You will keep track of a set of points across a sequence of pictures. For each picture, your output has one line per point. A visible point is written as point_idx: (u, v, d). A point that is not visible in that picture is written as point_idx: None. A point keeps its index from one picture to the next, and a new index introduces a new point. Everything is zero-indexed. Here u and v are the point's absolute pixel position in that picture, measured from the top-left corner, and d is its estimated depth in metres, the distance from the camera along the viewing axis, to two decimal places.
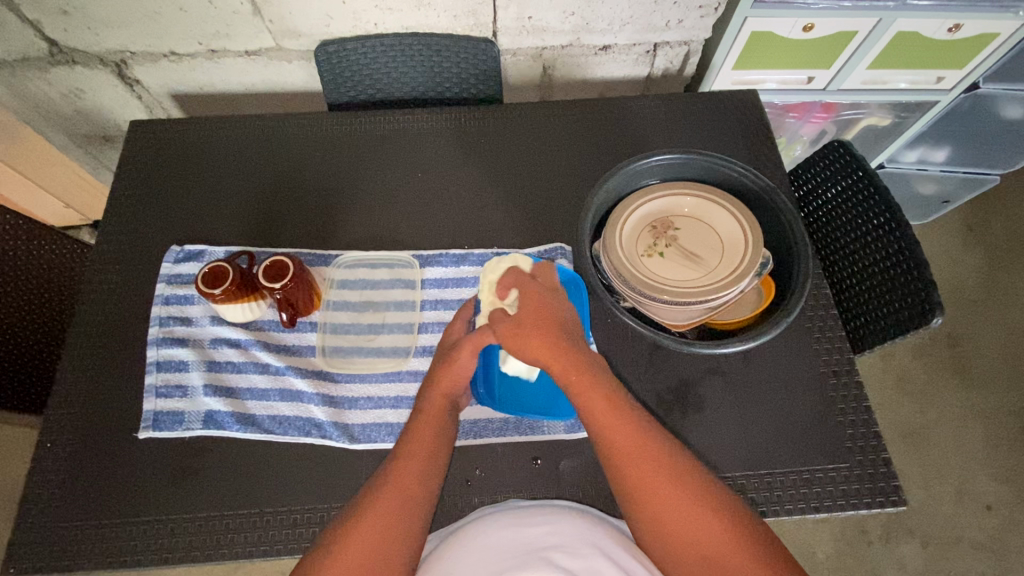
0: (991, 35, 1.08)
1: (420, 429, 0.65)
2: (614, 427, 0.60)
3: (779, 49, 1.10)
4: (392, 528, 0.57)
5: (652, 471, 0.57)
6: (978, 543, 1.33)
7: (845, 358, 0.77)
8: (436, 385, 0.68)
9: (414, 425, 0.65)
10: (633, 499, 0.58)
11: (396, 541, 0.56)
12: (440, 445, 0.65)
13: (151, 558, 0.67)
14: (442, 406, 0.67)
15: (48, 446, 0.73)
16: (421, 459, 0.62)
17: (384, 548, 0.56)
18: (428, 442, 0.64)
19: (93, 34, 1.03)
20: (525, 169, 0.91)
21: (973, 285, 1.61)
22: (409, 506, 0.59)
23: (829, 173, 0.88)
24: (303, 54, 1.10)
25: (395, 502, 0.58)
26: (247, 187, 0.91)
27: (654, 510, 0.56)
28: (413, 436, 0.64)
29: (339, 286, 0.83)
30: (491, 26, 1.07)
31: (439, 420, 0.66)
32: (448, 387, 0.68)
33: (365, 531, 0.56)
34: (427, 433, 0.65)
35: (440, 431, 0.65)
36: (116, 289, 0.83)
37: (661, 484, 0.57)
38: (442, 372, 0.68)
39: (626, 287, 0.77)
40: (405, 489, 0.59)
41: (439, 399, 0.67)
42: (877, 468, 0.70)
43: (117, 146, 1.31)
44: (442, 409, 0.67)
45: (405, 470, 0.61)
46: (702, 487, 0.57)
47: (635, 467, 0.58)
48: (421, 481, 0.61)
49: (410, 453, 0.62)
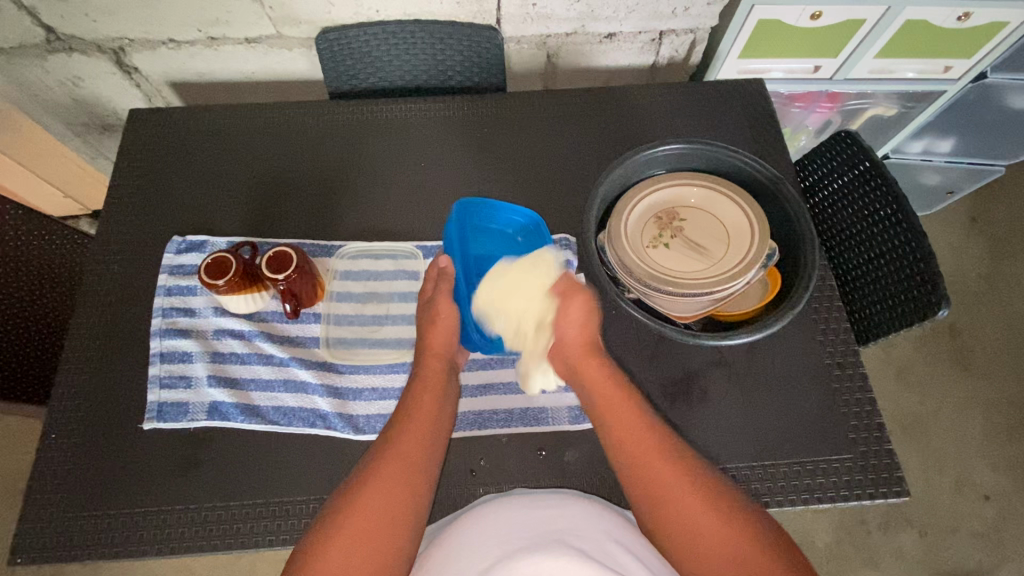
0: (1000, 25, 1.07)
1: (423, 392, 0.67)
2: (638, 433, 0.63)
3: (785, 37, 1.09)
4: (397, 496, 0.58)
5: (671, 466, 0.60)
6: (976, 532, 1.35)
7: (851, 349, 0.77)
8: (431, 351, 0.72)
9: (414, 392, 0.67)
10: (650, 493, 0.59)
11: (402, 507, 0.57)
12: (440, 411, 0.67)
13: (157, 548, 0.67)
14: (439, 367, 0.71)
15: (52, 437, 0.72)
16: (426, 421, 0.65)
17: (391, 517, 0.56)
18: (431, 412, 0.66)
19: (91, 21, 1.01)
20: (530, 159, 0.90)
21: (974, 275, 1.61)
22: (413, 475, 0.60)
23: (835, 163, 0.87)
24: (303, 42, 1.09)
25: (399, 470, 0.59)
26: (249, 177, 0.90)
27: (670, 501, 0.57)
28: (416, 402, 0.66)
29: (342, 277, 0.83)
30: (495, 13, 1.06)
31: (439, 385, 0.69)
32: (439, 351, 0.72)
33: (370, 500, 0.56)
34: (429, 399, 0.67)
35: (441, 396, 0.68)
36: (117, 280, 0.82)
37: (680, 480, 0.58)
38: (429, 337, 0.72)
39: (631, 279, 0.76)
40: (409, 454, 0.61)
41: (437, 363, 0.71)
42: (880, 458, 0.71)
43: (115, 135, 1.29)
44: (441, 374, 0.70)
45: (409, 432, 0.63)
46: (715, 484, 0.59)
47: (652, 463, 0.60)
48: (426, 447, 0.63)
49: (414, 418, 0.64)
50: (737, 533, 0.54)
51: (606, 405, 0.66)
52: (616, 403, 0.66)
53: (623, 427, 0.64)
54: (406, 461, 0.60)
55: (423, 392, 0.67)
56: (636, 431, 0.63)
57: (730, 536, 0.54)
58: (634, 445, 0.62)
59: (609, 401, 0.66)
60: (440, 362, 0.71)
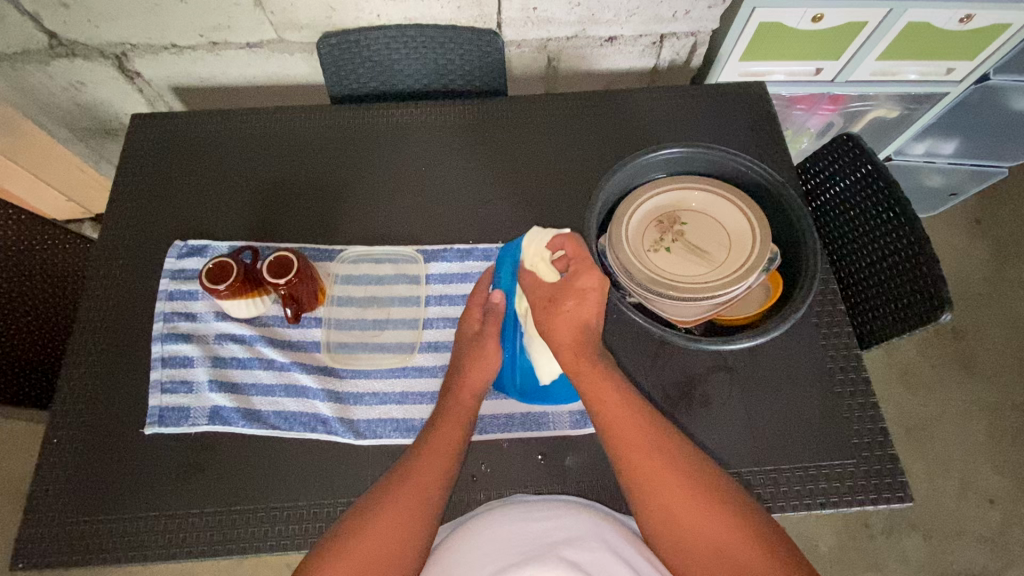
0: (1003, 26, 1.06)
1: (446, 427, 0.66)
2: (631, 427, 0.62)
3: (787, 39, 1.09)
4: (407, 528, 0.58)
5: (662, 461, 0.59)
6: (981, 536, 1.34)
7: (853, 354, 0.77)
8: (464, 385, 0.70)
9: (439, 424, 0.67)
10: (639, 491, 0.59)
11: (410, 542, 0.57)
12: (462, 445, 0.66)
13: (158, 553, 0.67)
14: (469, 403, 0.69)
15: (54, 442, 0.73)
16: (444, 458, 0.64)
17: (398, 548, 0.56)
18: (451, 447, 0.65)
19: (94, 27, 1.02)
20: (531, 163, 0.90)
21: (979, 277, 1.60)
22: (425, 508, 0.60)
23: (838, 165, 0.86)
24: (305, 47, 1.09)
25: (412, 503, 0.59)
26: (250, 182, 0.90)
27: (663, 502, 0.57)
28: (437, 434, 0.66)
29: (343, 282, 0.83)
30: (495, 17, 1.06)
31: (463, 421, 0.68)
32: (473, 387, 0.70)
33: (379, 529, 0.57)
34: (451, 434, 0.66)
35: (463, 432, 0.67)
36: (119, 284, 0.83)
37: (671, 478, 0.58)
38: (469, 374, 0.71)
39: (633, 284, 0.76)
40: (423, 490, 0.61)
41: (468, 399, 0.69)
42: (884, 464, 0.70)
43: (118, 139, 1.30)
44: (470, 408, 0.69)
45: (429, 467, 0.62)
46: (706, 479, 0.59)
47: (647, 464, 0.59)
48: (443, 481, 0.62)
49: (434, 453, 0.64)
50: (728, 532, 0.55)
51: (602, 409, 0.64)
52: (607, 398, 0.64)
53: (617, 423, 0.62)
54: (420, 495, 0.60)
55: (446, 426, 0.67)
56: (629, 421, 0.62)
57: (721, 536, 0.55)
58: (628, 436, 0.62)
59: (603, 396, 0.65)
60: (471, 398, 0.70)
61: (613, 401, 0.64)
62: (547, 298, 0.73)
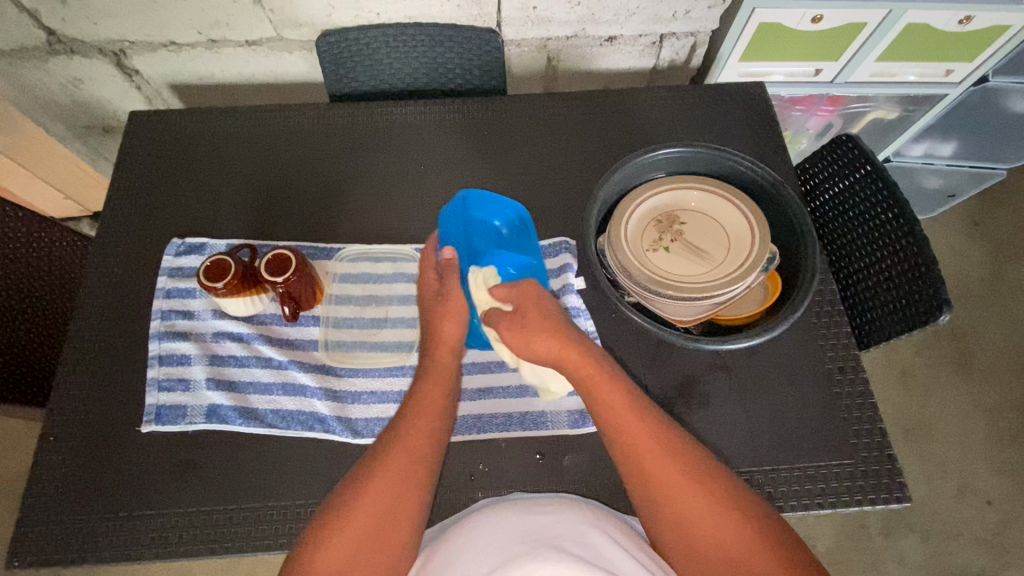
0: (1002, 28, 1.07)
1: (431, 387, 0.67)
2: (636, 428, 0.62)
3: (786, 40, 1.09)
4: (402, 490, 0.58)
5: (668, 460, 0.59)
6: (979, 537, 1.34)
7: (852, 354, 0.77)
8: (442, 343, 0.71)
9: (423, 385, 0.68)
10: (644, 492, 0.59)
11: (404, 502, 0.58)
12: (447, 403, 0.67)
13: (155, 552, 0.67)
14: (449, 361, 0.70)
15: (51, 440, 0.72)
16: (431, 416, 0.65)
17: (394, 509, 0.57)
18: (437, 405, 0.66)
19: (92, 24, 1.02)
20: (531, 162, 0.90)
21: (977, 279, 1.60)
22: (417, 466, 0.60)
23: (837, 166, 0.86)
24: (304, 45, 1.09)
25: (403, 463, 0.60)
26: (248, 179, 0.90)
27: (669, 504, 0.57)
28: (422, 394, 0.67)
29: (341, 280, 0.82)
30: (495, 16, 1.06)
31: (446, 380, 0.69)
32: (450, 344, 0.71)
33: (375, 492, 0.57)
34: (436, 393, 0.67)
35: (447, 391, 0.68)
36: (116, 282, 0.82)
37: (674, 478, 0.58)
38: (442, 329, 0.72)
39: (632, 283, 0.76)
40: (414, 449, 0.61)
41: (447, 356, 0.71)
42: (883, 464, 0.70)
43: (117, 137, 1.30)
44: (451, 366, 0.70)
45: (418, 424, 0.63)
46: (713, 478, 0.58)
47: (651, 466, 0.59)
48: (432, 437, 0.63)
49: (421, 412, 0.65)
50: (734, 533, 0.55)
51: (607, 411, 0.64)
52: (612, 398, 0.64)
53: (622, 425, 0.62)
54: (411, 452, 0.61)
55: (430, 385, 0.67)
56: (632, 420, 0.62)
57: (727, 537, 0.55)
58: (632, 436, 0.61)
59: (607, 396, 0.64)
60: (451, 356, 0.71)
61: (618, 402, 0.64)
62: (515, 321, 0.70)
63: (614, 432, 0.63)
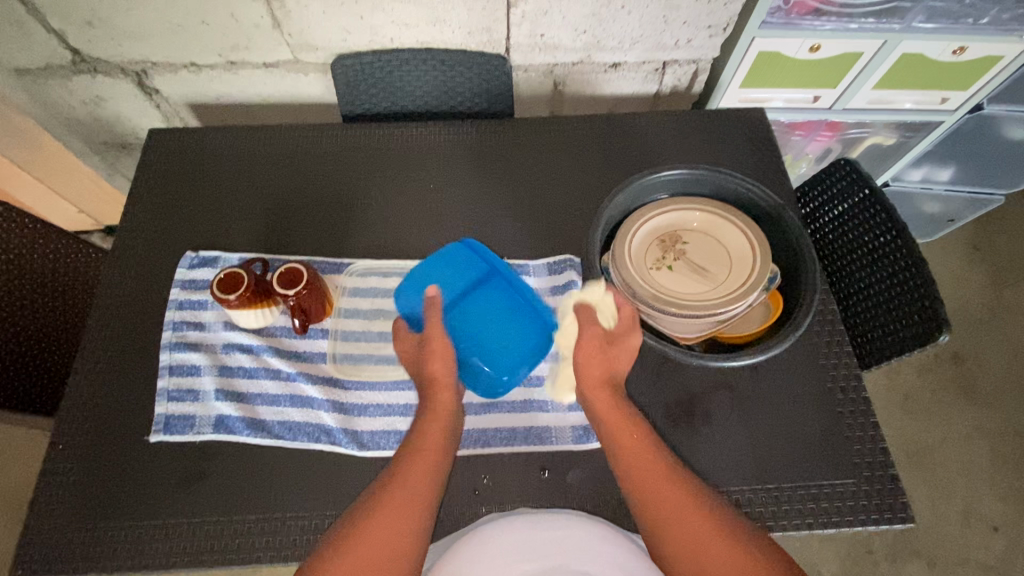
0: (995, 58, 1.10)
1: (431, 427, 0.67)
2: (640, 461, 0.63)
3: (785, 68, 1.12)
4: (404, 533, 0.59)
5: (664, 486, 0.61)
6: (986, 564, 1.32)
7: (853, 373, 0.77)
8: (436, 382, 0.70)
9: (425, 426, 0.67)
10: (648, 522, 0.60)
11: (403, 547, 0.58)
12: (447, 442, 0.68)
13: (160, 562, 0.67)
14: (448, 397, 0.70)
15: (60, 448, 0.73)
16: (431, 458, 0.65)
17: (394, 548, 0.57)
18: (436, 445, 0.66)
19: (116, 44, 1.05)
20: (537, 182, 0.92)
21: (978, 304, 1.61)
22: (417, 510, 0.60)
23: (834, 190, 0.89)
24: (319, 67, 1.13)
25: (404, 506, 0.60)
26: (261, 196, 0.92)
27: (662, 526, 0.59)
28: (421, 435, 0.67)
29: (350, 294, 0.84)
30: (504, 43, 1.09)
31: (445, 421, 0.69)
32: (447, 383, 0.70)
33: (375, 532, 0.58)
34: (437, 432, 0.67)
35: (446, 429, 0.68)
36: (130, 294, 0.84)
37: (681, 512, 0.59)
38: (431, 367, 0.71)
39: (636, 300, 0.78)
40: (415, 492, 0.62)
41: (445, 393, 0.70)
42: (884, 483, 0.71)
43: (133, 154, 1.33)
44: (451, 403, 0.70)
45: (417, 468, 0.63)
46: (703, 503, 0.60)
47: (663, 498, 0.60)
48: (430, 484, 0.63)
49: (420, 453, 0.65)
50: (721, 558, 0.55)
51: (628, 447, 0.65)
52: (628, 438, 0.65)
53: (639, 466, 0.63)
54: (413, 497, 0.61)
55: (430, 426, 0.68)
56: (654, 467, 0.63)
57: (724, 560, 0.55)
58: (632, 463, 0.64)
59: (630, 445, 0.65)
60: (449, 395, 0.70)
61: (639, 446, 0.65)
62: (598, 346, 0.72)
63: (631, 471, 0.63)
